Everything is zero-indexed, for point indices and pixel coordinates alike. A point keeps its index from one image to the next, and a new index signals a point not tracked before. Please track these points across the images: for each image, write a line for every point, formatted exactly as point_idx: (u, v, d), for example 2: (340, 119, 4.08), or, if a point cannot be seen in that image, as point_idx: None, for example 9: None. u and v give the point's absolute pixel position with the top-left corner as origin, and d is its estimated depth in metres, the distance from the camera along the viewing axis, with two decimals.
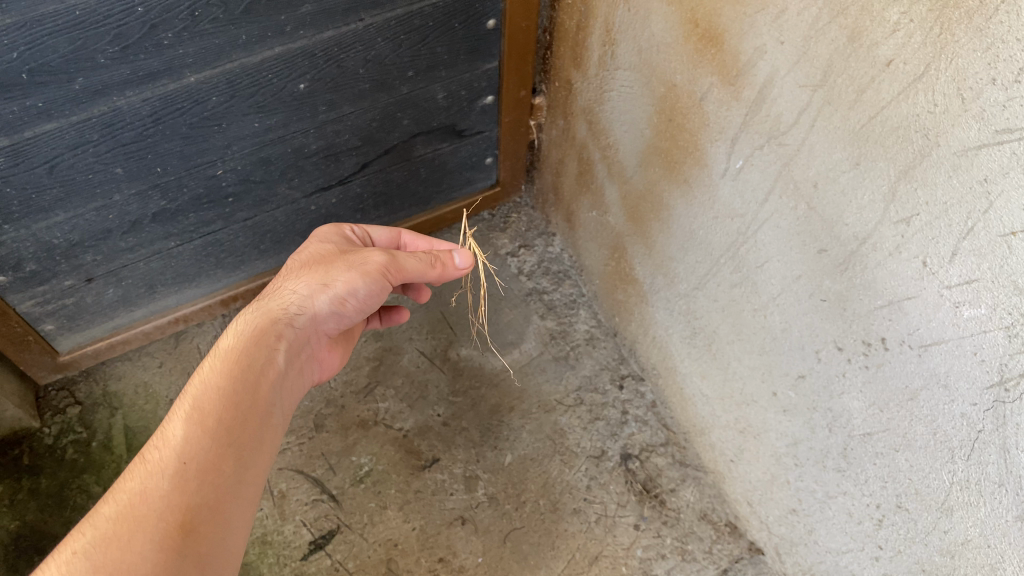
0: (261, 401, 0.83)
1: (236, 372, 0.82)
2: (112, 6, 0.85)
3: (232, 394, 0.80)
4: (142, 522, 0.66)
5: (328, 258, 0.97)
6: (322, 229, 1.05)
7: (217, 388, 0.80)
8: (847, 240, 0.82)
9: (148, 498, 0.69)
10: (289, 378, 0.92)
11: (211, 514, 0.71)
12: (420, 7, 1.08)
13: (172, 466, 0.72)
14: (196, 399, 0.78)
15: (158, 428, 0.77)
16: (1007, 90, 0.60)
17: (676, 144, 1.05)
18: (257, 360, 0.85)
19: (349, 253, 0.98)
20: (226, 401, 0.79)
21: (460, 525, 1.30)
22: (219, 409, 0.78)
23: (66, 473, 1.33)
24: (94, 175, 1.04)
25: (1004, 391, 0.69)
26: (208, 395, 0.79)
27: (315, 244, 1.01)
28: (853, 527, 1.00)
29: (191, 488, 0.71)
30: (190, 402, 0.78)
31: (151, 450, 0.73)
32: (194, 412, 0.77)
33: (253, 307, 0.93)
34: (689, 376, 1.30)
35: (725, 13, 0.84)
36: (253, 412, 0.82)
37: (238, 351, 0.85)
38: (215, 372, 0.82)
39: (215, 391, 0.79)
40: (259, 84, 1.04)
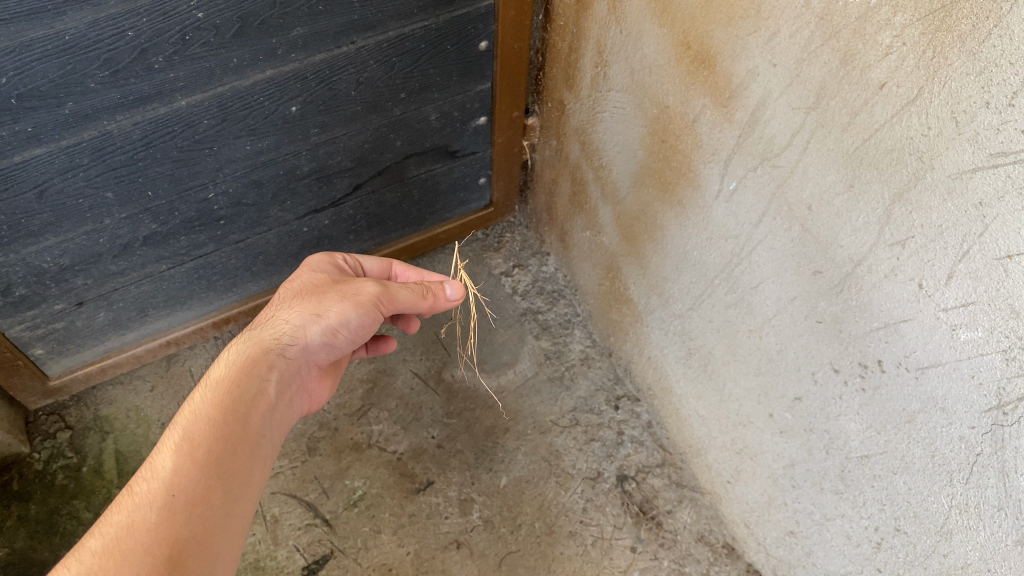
0: (252, 433, 0.82)
1: (227, 402, 0.82)
2: (102, 31, 0.84)
3: (222, 426, 0.79)
4: (129, 554, 0.65)
5: (321, 288, 0.97)
6: (312, 259, 1.05)
7: (208, 420, 0.79)
8: (842, 262, 0.81)
9: (135, 531, 0.67)
10: (280, 410, 0.90)
11: (199, 547, 0.70)
12: (412, 30, 1.07)
13: (159, 498, 0.71)
14: (186, 431, 0.77)
15: (147, 461, 0.76)
16: (1001, 113, 0.60)
17: (669, 166, 1.05)
18: (247, 391, 0.84)
19: (340, 283, 0.98)
20: (217, 433, 0.78)
21: (455, 548, 1.29)
22: (209, 441, 0.77)
23: (56, 499, 1.32)
24: (84, 200, 1.03)
25: (1003, 414, 0.69)
26: (199, 427, 0.78)
27: (307, 274, 1.00)
28: (851, 549, 0.99)
29: (180, 520, 0.70)
30: (179, 435, 0.77)
31: (139, 482, 0.72)
32: (184, 444, 0.76)
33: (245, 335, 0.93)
34: (685, 397, 1.29)
35: (717, 36, 0.84)
36: (244, 444, 0.80)
37: (230, 383, 0.84)
38: (206, 403, 0.81)
39: (205, 424, 0.78)
40: (251, 107, 1.04)
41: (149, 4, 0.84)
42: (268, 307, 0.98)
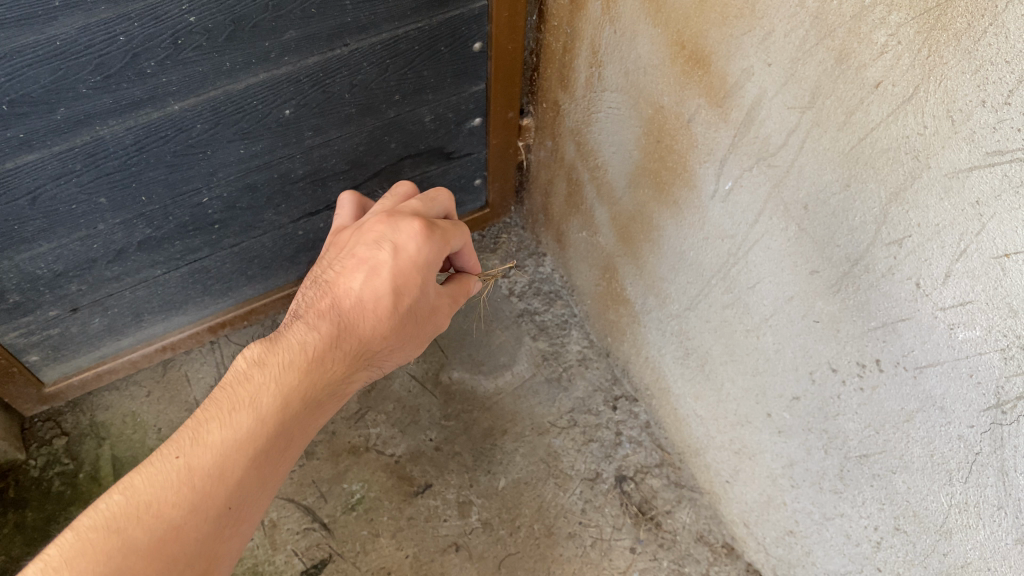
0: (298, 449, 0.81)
1: (304, 414, 0.80)
2: (93, 36, 0.84)
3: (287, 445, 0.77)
4: (173, 566, 0.66)
5: (416, 323, 0.91)
6: (422, 249, 0.88)
7: (282, 433, 0.77)
8: (838, 262, 0.81)
9: (181, 539, 0.67)
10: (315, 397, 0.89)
11: (223, 562, 0.71)
12: (406, 31, 1.07)
13: (216, 510, 0.70)
14: (262, 438, 0.75)
15: (214, 437, 0.72)
16: (997, 112, 0.59)
17: (665, 166, 1.04)
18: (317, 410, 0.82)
19: (430, 314, 0.93)
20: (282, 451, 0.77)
21: (454, 551, 1.29)
22: (273, 458, 0.76)
23: (52, 506, 1.31)
24: (77, 206, 1.03)
25: (1001, 413, 0.69)
26: (274, 442, 0.76)
27: (416, 290, 0.88)
28: (851, 548, 0.99)
29: (224, 535, 0.71)
30: (260, 446, 0.74)
31: (202, 471, 0.70)
32: (258, 461, 0.74)
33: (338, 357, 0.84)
34: (683, 397, 1.29)
35: (712, 35, 0.84)
36: (294, 454, 0.80)
37: (313, 398, 0.81)
38: (288, 408, 0.78)
39: (279, 440, 0.76)
40: (244, 110, 1.03)
41: (141, 9, 0.84)
42: (365, 307, 0.86)
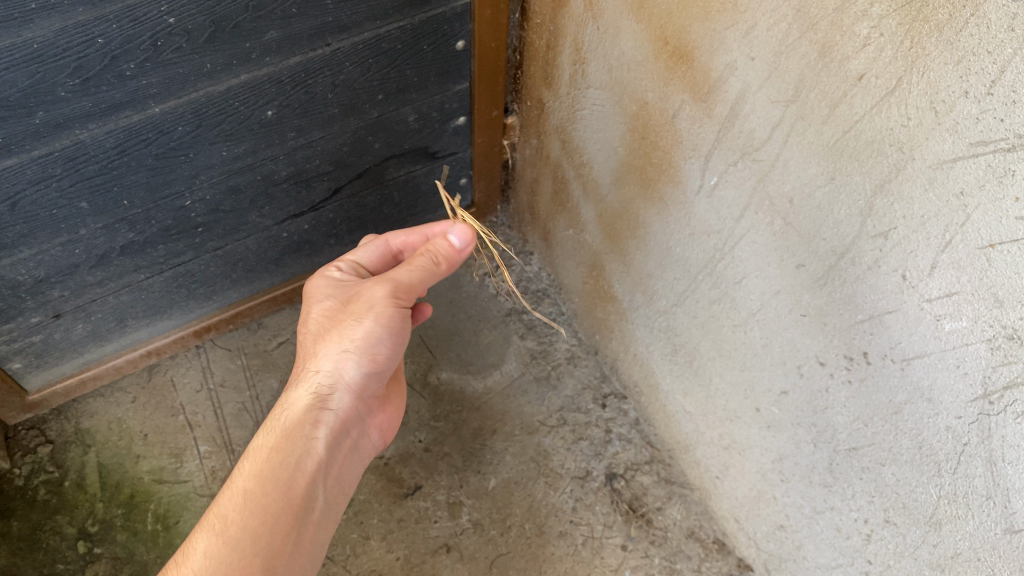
0: (293, 495, 0.88)
1: (273, 460, 0.89)
2: (70, 38, 0.82)
3: (264, 492, 0.86)
4: None
5: (334, 319, 0.93)
6: (316, 282, 0.98)
7: (244, 489, 0.86)
8: (824, 255, 0.81)
9: None
10: (333, 461, 0.94)
11: None
12: (388, 31, 1.06)
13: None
14: (235, 492, 0.87)
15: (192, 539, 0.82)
16: (980, 103, 0.59)
17: (650, 162, 1.04)
18: (287, 445, 0.90)
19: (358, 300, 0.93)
20: (263, 500, 0.86)
21: (445, 552, 1.28)
22: (254, 512, 0.84)
23: (38, 515, 1.30)
24: (58, 211, 1.02)
25: (989, 403, 0.69)
26: (233, 515, 0.83)
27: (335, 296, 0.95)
28: (842, 542, 0.99)
29: None
30: (224, 514, 0.84)
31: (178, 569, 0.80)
32: (229, 520, 0.83)
33: (302, 397, 0.93)
34: (671, 394, 1.29)
35: (695, 30, 0.83)
36: (286, 512, 0.87)
37: (275, 449, 0.89)
38: (249, 467, 0.88)
39: (243, 502, 0.85)
40: (226, 112, 1.03)
41: (119, 10, 0.83)
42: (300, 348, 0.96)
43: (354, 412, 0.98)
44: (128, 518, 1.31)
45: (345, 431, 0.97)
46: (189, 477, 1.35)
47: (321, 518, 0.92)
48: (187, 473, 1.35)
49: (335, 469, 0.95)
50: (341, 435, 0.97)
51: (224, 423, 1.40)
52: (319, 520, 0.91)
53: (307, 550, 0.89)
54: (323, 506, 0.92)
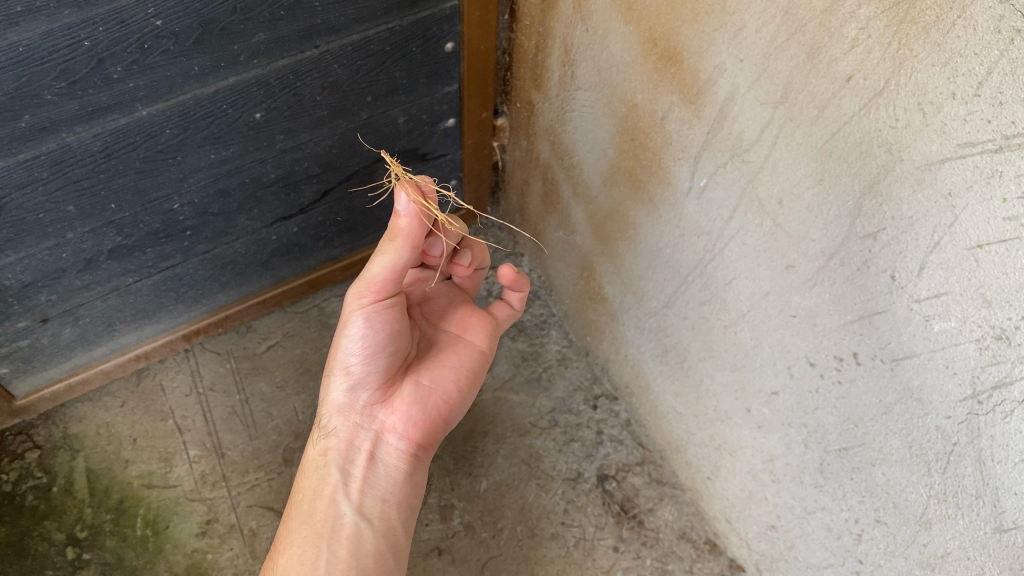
0: (304, 530, 0.98)
1: (297, 496, 1.02)
2: (56, 41, 0.82)
3: (286, 533, 0.99)
4: None
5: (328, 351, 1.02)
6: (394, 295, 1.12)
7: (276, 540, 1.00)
8: (814, 256, 0.81)
9: None
10: (345, 480, 1.00)
11: None
12: (376, 32, 1.06)
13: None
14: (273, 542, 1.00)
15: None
16: (967, 104, 0.60)
17: (640, 164, 1.04)
18: (301, 488, 1.03)
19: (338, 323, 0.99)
20: (283, 541, 0.98)
21: (437, 555, 1.28)
22: (274, 556, 0.97)
23: (26, 521, 1.30)
24: (45, 214, 1.01)
25: (978, 403, 0.69)
26: (277, 546, 0.98)
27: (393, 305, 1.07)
28: (832, 542, 0.99)
29: None
30: (272, 557, 0.97)
31: None
32: (271, 563, 0.95)
33: (314, 441, 1.04)
34: (662, 395, 1.29)
35: (684, 32, 0.84)
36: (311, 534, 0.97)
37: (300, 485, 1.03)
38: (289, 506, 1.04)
39: (280, 539, 0.99)
40: (214, 115, 1.02)
41: (106, 13, 0.82)
42: None
43: (357, 428, 1.02)
44: (117, 523, 1.30)
45: (352, 448, 1.01)
46: (178, 482, 1.34)
47: (349, 531, 0.97)
48: (177, 477, 1.34)
49: (356, 481, 1.00)
50: (345, 454, 1.01)
51: (214, 428, 1.39)
52: (348, 533, 0.97)
53: (337, 563, 0.94)
54: (352, 520, 0.98)
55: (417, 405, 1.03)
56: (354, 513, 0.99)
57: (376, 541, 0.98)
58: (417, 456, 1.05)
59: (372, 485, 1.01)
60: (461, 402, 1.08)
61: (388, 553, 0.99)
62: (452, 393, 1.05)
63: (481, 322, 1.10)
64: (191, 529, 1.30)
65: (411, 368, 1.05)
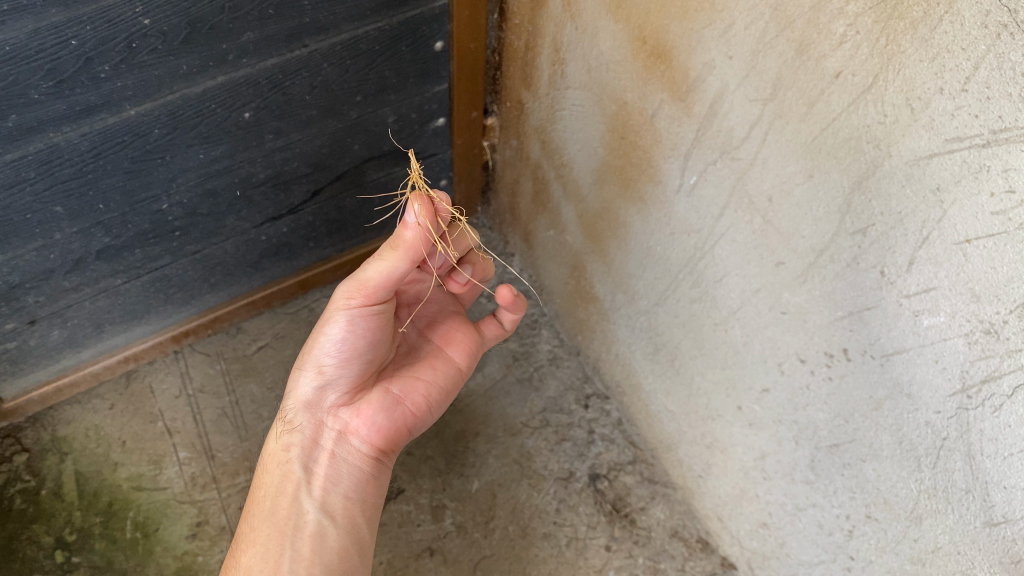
0: (265, 528, 0.97)
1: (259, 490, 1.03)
2: (43, 40, 0.81)
3: (249, 529, 0.99)
4: None
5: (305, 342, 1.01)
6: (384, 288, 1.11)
7: (238, 535, 1.00)
8: (803, 253, 0.81)
9: None
10: (309, 477, 1.00)
11: None
12: (366, 31, 1.06)
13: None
14: (235, 538, 1.00)
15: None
16: (954, 99, 0.60)
17: (629, 162, 1.04)
18: (263, 482, 1.03)
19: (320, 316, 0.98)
20: (246, 537, 0.98)
21: (428, 556, 1.28)
22: (237, 553, 0.97)
23: (14, 524, 1.29)
24: (32, 215, 1.00)
25: (968, 398, 0.69)
26: (241, 542, 0.98)
27: None
28: (824, 538, 0.99)
29: None
30: (235, 554, 0.97)
31: None
32: (233, 561, 0.95)
33: (277, 434, 1.04)
34: (654, 393, 1.29)
35: (673, 30, 0.84)
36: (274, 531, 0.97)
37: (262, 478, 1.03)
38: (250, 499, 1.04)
39: (244, 535, 0.99)
40: (202, 114, 1.02)
41: (93, 12, 0.82)
42: None
43: (322, 425, 1.02)
44: (106, 526, 1.30)
45: (316, 445, 1.01)
46: (169, 484, 1.33)
47: (312, 529, 0.97)
48: (167, 479, 1.34)
49: (320, 479, 1.01)
50: (310, 451, 1.01)
51: (204, 429, 1.38)
52: (312, 531, 0.97)
53: (300, 561, 0.94)
54: (316, 518, 0.98)
55: (385, 412, 1.03)
56: (317, 511, 0.99)
57: (340, 538, 0.99)
58: (382, 459, 1.05)
59: (335, 483, 1.01)
60: (431, 413, 1.09)
61: (352, 550, 0.99)
62: (422, 404, 1.06)
63: (465, 338, 1.10)
64: (181, 532, 1.29)
65: (384, 371, 1.04)
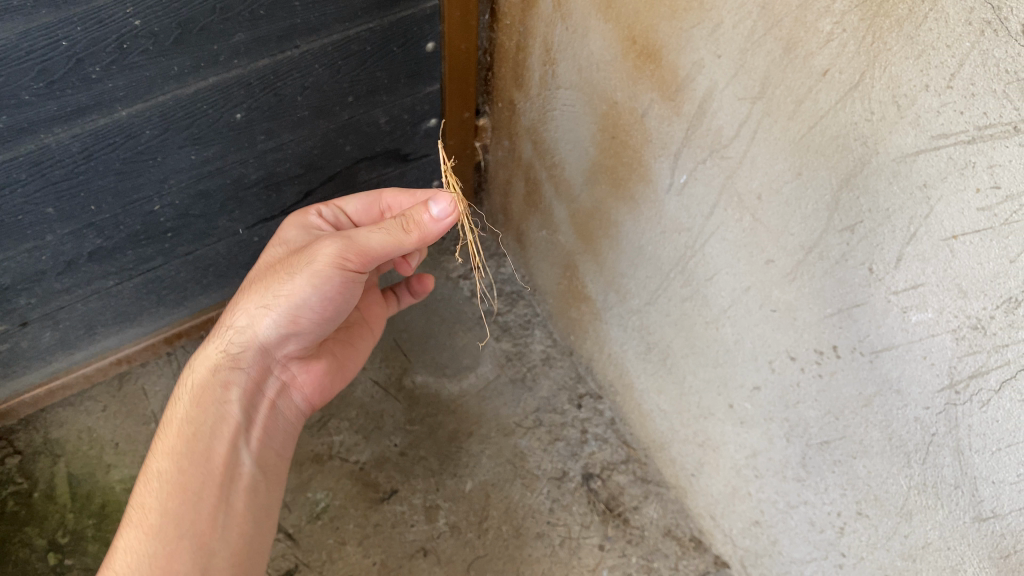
0: (197, 473, 0.98)
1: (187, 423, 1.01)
2: (34, 41, 0.82)
3: (175, 471, 0.98)
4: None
5: (268, 274, 0.97)
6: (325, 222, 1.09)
7: (160, 474, 0.97)
8: (793, 251, 0.82)
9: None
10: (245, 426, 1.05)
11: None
12: (357, 32, 1.06)
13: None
14: (153, 474, 0.98)
15: (127, 530, 0.93)
16: (940, 96, 0.60)
17: (620, 161, 1.05)
18: (191, 419, 1.01)
19: (294, 253, 0.95)
20: (174, 479, 0.97)
21: (422, 556, 1.28)
22: (163, 495, 0.96)
23: (6, 527, 1.28)
24: (23, 216, 1.00)
25: (955, 393, 0.70)
26: (167, 476, 0.98)
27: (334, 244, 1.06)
28: (816, 535, 1.00)
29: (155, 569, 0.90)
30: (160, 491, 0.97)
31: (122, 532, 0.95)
32: (160, 497, 0.96)
33: (211, 368, 1.03)
34: (646, 393, 1.30)
35: (662, 29, 0.84)
36: (211, 478, 0.99)
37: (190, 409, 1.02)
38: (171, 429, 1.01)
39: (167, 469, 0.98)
40: (194, 115, 1.02)
41: (83, 13, 0.82)
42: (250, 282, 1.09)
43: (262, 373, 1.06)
44: (99, 528, 1.29)
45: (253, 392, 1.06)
46: None
47: (244, 480, 1.03)
48: None
49: (253, 429, 1.06)
50: (249, 397, 1.05)
51: None
52: (244, 482, 1.03)
53: (235, 515, 1.00)
54: (247, 469, 1.04)
55: (326, 377, 1.17)
56: (248, 461, 1.05)
57: (262, 491, 1.06)
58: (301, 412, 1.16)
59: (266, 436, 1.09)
60: (348, 374, 1.22)
61: (271, 501, 1.08)
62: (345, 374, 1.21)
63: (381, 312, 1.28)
64: None
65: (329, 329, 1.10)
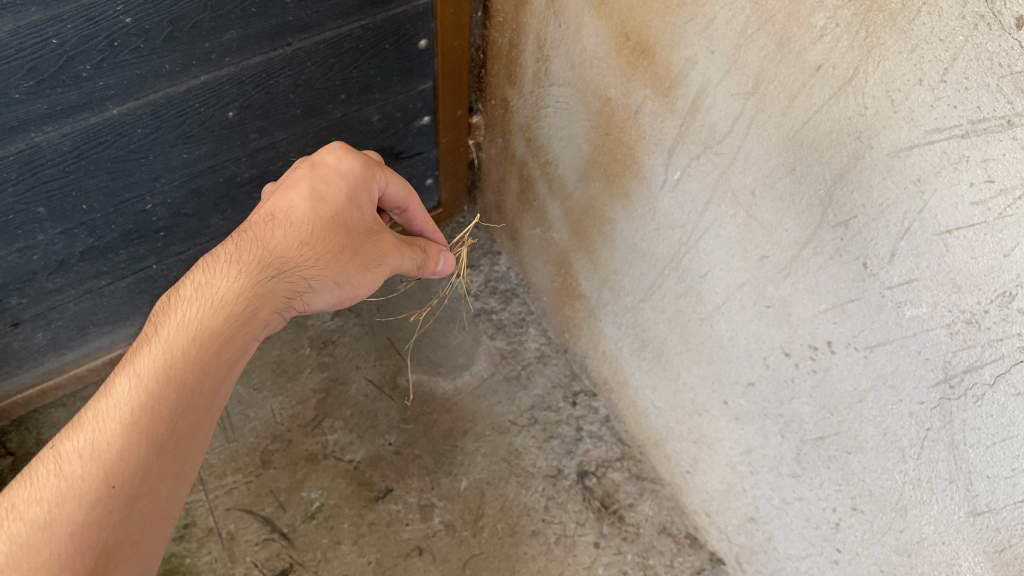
0: (215, 400, 0.78)
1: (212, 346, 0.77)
2: (23, 39, 0.81)
3: (195, 390, 0.75)
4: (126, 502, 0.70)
5: (349, 245, 0.87)
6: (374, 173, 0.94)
7: (181, 383, 0.74)
8: (787, 246, 0.82)
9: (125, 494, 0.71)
10: None
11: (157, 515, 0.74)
12: (349, 29, 1.06)
13: (99, 505, 0.68)
14: (172, 376, 0.73)
15: (102, 439, 0.70)
16: (933, 90, 0.60)
17: (614, 158, 1.04)
18: (230, 344, 0.78)
19: (369, 240, 0.90)
20: (191, 400, 0.74)
21: (417, 555, 1.28)
22: (173, 415, 0.73)
23: None
24: (15, 216, 1.00)
25: (949, 388, 0.70)
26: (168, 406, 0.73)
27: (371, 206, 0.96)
28: (811, 531, 1.00)
29: (125, 518, 0.70)
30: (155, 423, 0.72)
31: (71, 458, 0.69)
32: (151, 439, 0.72)
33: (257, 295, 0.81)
34: (640, 389, 1.29)
35: (656, 25, 0.84)
36: (205, 413, 0.77)
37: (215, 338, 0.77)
38: (189, 350, 0.75)
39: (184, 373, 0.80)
40: (186, 113, 1.01)
41: (74, 10, 0.81)
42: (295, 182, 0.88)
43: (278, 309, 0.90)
44: None
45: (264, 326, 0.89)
46: None
47: None
48: None
49: None
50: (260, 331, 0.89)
51: None
52: None
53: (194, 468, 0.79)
54: None
55: None
56: None
57: None
58: None
59: None
60: None
61: None
62: None
63: None
64: None
65: None
